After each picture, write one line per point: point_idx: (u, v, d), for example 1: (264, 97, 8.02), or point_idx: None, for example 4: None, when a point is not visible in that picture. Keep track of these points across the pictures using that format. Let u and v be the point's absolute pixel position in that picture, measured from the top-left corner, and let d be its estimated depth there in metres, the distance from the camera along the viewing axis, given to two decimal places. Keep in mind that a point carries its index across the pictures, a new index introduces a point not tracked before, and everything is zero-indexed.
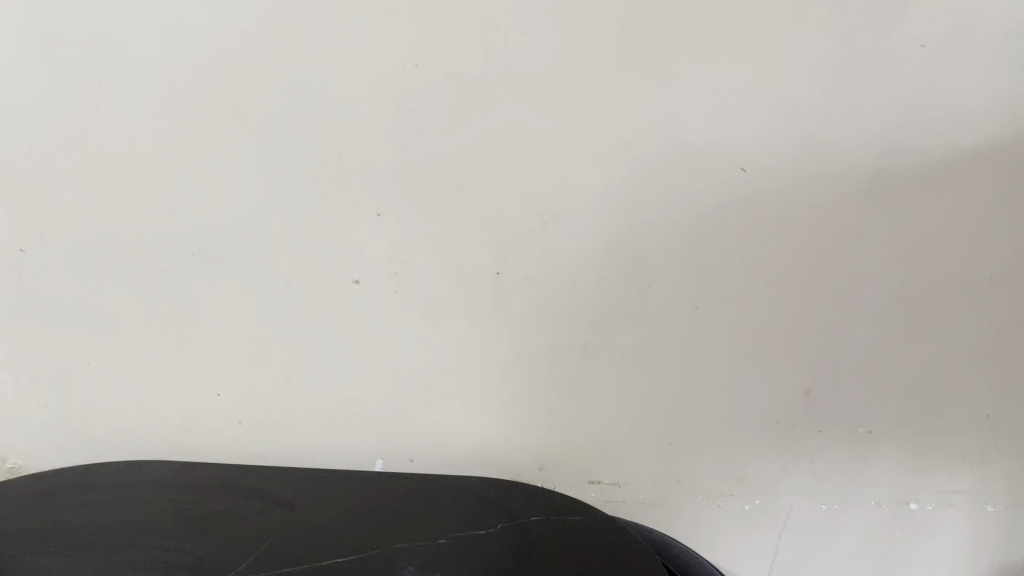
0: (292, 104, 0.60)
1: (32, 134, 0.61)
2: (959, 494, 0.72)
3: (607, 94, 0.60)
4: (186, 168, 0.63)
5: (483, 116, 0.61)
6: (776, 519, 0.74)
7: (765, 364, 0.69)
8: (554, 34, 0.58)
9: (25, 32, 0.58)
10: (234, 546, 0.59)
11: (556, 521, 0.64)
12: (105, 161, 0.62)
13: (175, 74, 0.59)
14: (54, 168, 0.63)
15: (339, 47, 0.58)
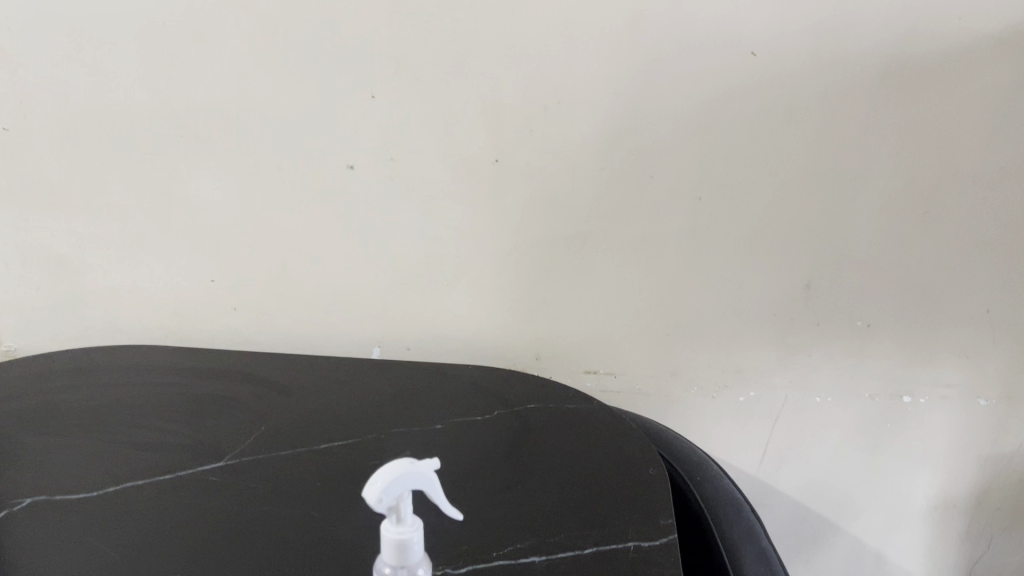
0: None
1: (12, 6, 0.59)
2: (951, 386, 0.71)
3: None
4: (172, 45, 0.60)
5: None
6: (769, 411, 0.73)
7: (766, 257, 0.68)
8: None
9: None
10: (232, 428, 0.60)
11: (553, 409, 0.65)
12: (88, 36, 0.60)
13: None
14: (36, 42, 0.60)
15: None
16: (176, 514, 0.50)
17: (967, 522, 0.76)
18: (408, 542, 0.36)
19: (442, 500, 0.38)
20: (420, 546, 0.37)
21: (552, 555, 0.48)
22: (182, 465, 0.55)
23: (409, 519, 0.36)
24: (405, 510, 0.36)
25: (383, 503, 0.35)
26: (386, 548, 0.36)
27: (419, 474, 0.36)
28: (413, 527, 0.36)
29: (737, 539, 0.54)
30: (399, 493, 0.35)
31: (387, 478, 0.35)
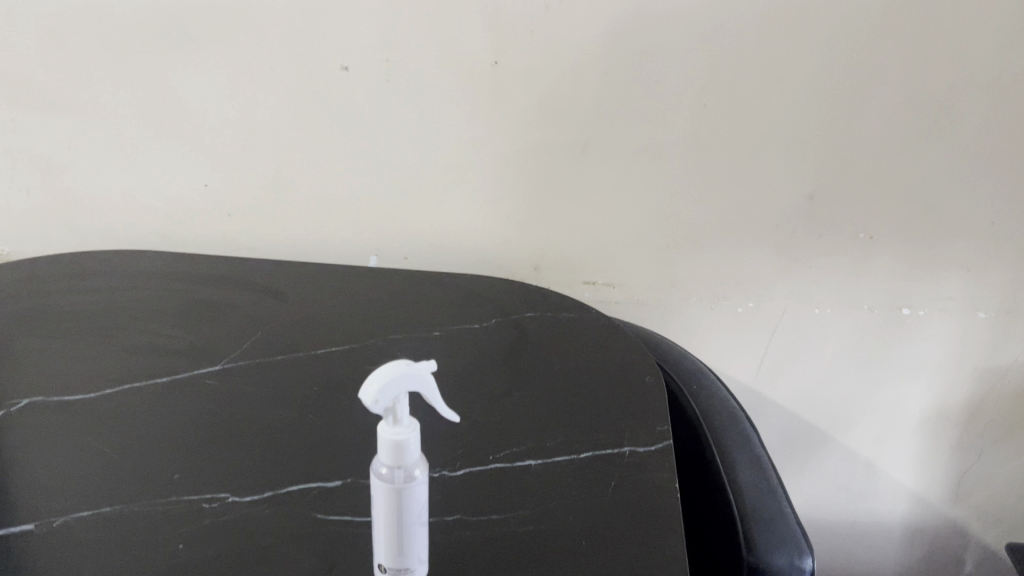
0: None
1: None
2: (952, 300, 0.71)
3: None
4: None
5: None
6: (768, 323, 0.73)
7: (770, 166, 0.66)
8: None
9: None
10: (228, 333, 0.59)
11: (552, 319, 0.65)
12: None
13: None
14: None
15: None
16: (176, 415, 0.50)
17: (961, 435, 0.76)
18: (406, 442, 0.36)
19: (439, 405, 0.38)
20: (416, 447, 0.36)
21: (548, 460, 0.48)
22: (180, 368, 0.55)
23: (406, 419, 0.36)
24: (402, 410, 0.36)
25: (380, 404, 0.35)
26: (384, 449, 0.36)
27: (415, 377, 0.35)
28: (410, 429, 0.36)
29: (731, 447, 0.54)
30: (398, 392, 0.35)
31: (383, 380, 0.35)
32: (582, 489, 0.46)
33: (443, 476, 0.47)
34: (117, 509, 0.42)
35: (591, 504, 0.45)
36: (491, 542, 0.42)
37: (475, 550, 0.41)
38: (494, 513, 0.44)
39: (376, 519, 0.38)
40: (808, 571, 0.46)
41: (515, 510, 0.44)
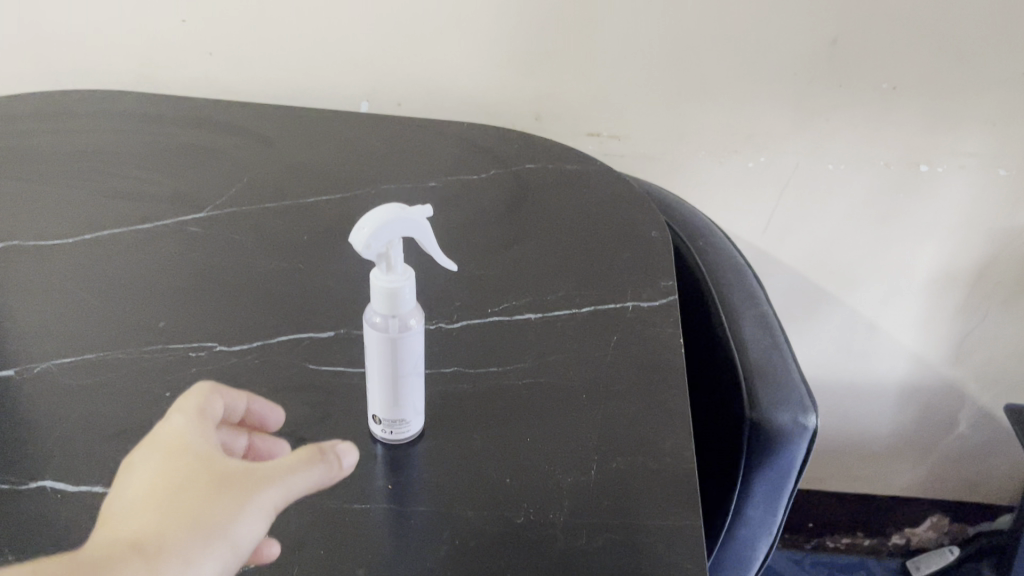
0: None
1: None
2: (973, 156, 0.67)
3: None
4: None
5: None
6: (778, 178, 0.70)
7: (792, 7, 0.61)
8: None
9: None
10: (212, 180, 0.56)
11: (553, 168, 0.61)
12: None
13: None
14: None
15: None
16: (158, 264, 0.48)
17: (967, 296, 0.75)
18: (401, 290, 0.34)
19: (436, 251, 0.35)
20: (411, 296, 0.34)
21: (548, 313, 0.47)
22: (163, 215, 0.53)
23: (400, 266, 0.34)
24: (396, 256, 0.33)
25: (371, 250, 0.32)
26: (378, 297, 0.34)
27: (411, 221, 0.32)
28: (405, 277, 0.34)
29: (737, 302, 0.52)
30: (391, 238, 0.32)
31: (375, 222, 0.32)
32: (582, 342, 0.44)
33: (439, 329, 0.46)
34: (99, 356, 0.41)
35: (593, 357, 0.43)
36: (488, 396, 0.41)
37: (472, 403, 0.41)
38: (492, 365, 0.43)
39: (370, 369, 0.36)
40: (810, 428, 0.45)
41: (514, 362, 0.43)
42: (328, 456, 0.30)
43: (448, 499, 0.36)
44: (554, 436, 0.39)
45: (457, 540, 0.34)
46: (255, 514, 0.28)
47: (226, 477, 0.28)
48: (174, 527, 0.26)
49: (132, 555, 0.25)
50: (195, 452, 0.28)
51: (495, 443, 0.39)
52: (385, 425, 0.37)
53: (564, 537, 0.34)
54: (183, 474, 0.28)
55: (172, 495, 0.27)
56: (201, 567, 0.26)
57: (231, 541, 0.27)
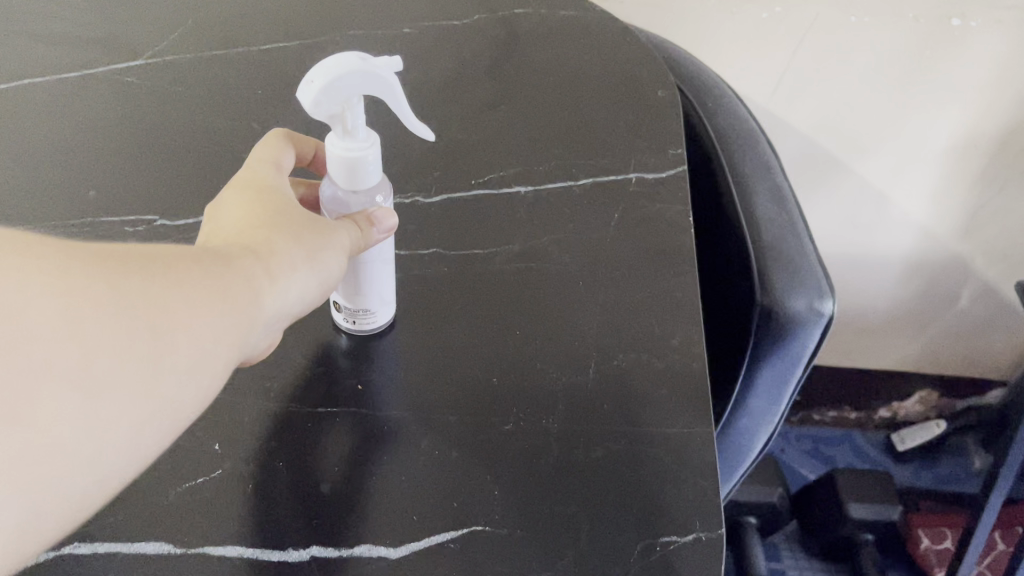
0: None
1: None
2: (1012, 10, 0.59)
3: None
4: None
5: None
6: (794, 32, 0.63)
7: None
8: None
9: None
10: (150, 20, 0.49)
11: (545, 11, 0.54)
12: None
13: None
14: None
15: None
16: (87, 121, 0.42)
17: (987, 164, 0.69)
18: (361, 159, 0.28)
19: (409, 111, 0.29)
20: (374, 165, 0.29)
21: (540, 186, 0.41)
22: (94, 63, 0.46)
23: (361, 131, 0.28)
24: (354, 120, 0.27)
25: (322, 107, 0.26)
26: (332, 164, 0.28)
27: (375, 79, 0.26)
28: (366, 142, 0.28)
29: (750, 173, 0.47)
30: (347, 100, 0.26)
31: (328, 74, 0.25)
32: (579, 220, 0.39)
33: (416, 204, 0.40)
34: (14, 232, 0.36)
35: (591, 239, 0.38)
36: (470, 284, 0.36)
37: (453, 292, 0.36)
38: (476, 247, 0.38)
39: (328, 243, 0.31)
40: (826, 315, 0.41)
41: (502, 244, 0.38)
42: (359, 219, 0.29)
43: (424, 401, 0.32)
44: (547, 332, 0.34)
45: (436, 451, 0.30)
46: (339, 251, 0.28)
47: (305, 214, 0.28)
48: (281, 237, 0.27)
49: (250, 252, 0.26)
50: (272, 187, 0.29)
51: (480, 338, 0.34)
52: (346, 311, 0.33)
53: (558, 447, 0.30)
54: (277, 205, 0.28)
55: (272, 214, 0.28)
56: (305, 279, 0.27)
57: (325, 265, 0.28)
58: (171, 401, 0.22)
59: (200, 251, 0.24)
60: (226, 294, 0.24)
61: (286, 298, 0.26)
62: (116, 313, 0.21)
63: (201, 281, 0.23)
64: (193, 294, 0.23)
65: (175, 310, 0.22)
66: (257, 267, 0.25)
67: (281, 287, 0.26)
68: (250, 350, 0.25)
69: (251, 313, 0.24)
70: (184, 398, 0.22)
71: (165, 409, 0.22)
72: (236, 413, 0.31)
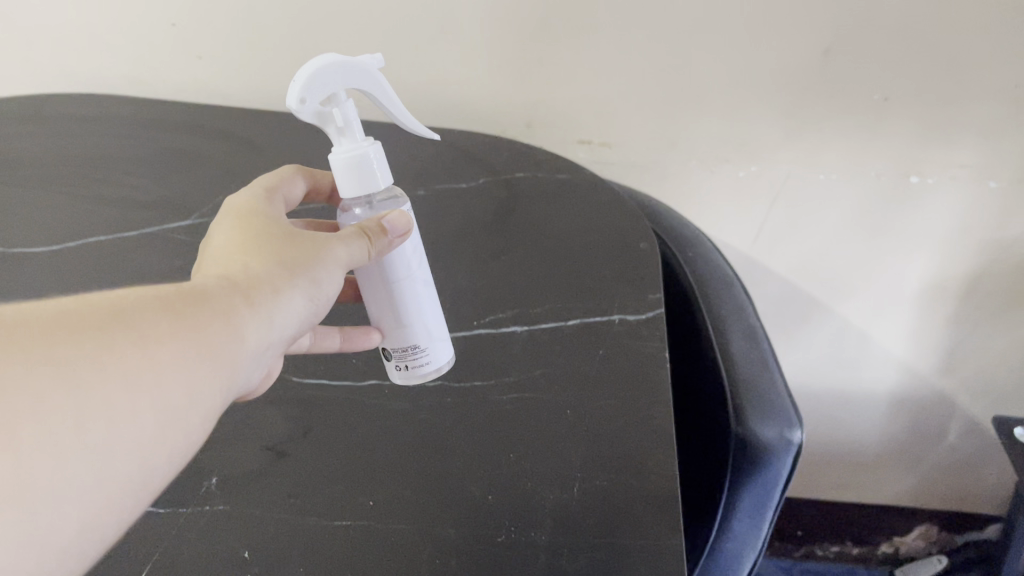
0: None
1: None
2: (964, 169, 0.64)
3: None
4: None
5: None
6: (769, 188, 0.70)
7: (789, 14, 0.58)
8: None
9: None
10: (201, 182, 0.57)
11: (544, 171, 0.61)
12: None
13: None
14: None
15: None
16: (143, 271, 0.50)
17: (958, 306, 0.73)
18: (362, 151, 0.35)
19: (388, 96, 0.36)
20: (376, 157, 0.36)
21: (534, 325, 0.46)
22: (151, 222, 0.54)
23: (352, 123, 0.35)
24: (344, 114, 0.34)
25: (308, 105, 0.32)
26: (340, 167, 0.35)
27: (345, 71, 0.33)
28: (359, 134, 0.35)
29: (726, 315, 0.52)
30: (333, 91, 0.33)
31: (307, 72, 0.32)
32: (568, 354, 0.44)
33: None
34: None
35: (577, 371, 0.43)
36: (470, 412, 0.41)
37: (455, 419, 0.41)
38: (475, 380, 0.43)
39: (364, 286, 0.38)
40: (797, 443, 0.45)
41: (498, 376, 0.43)
42: (372, 231, 0.35)
43: (425, 517, 0.36)
44: (538, 455, 0.38)
45: (437, 558, 0.34)
46: (336, 267, 0.34)
47: (295, 239, 0.34)
48: (265, 266, 0.32)
49: (231, 288, 0.30)
50: (264, 217, 0.35)
51: (479, 460, 0.38)
52: (394, 358, 0.39)
53: (546, 557, 0.34)
54: (273, 231, 0.34)
55: (260, 244, 0.33)
56: (291, 301, 0.32)
57: (313, 280, 0.33)
58: (159, 436, 0.26)
59: (178, 294, 0.28)
60: (199, 332, 0.28)
61: (268, 321, 0.31)
62: (91, 371, 0.24)
63: (172, 321, 0.27)
64: (164, 335, 0.26)
65: (142, 362, 0.25)
66: (236, 303, 0.30)
67: (262, 315, 0.30)
68: (242, 370, 0.30)
69: (227, 346, 0.28)
70: (171, 428, 0.26)
71: (149, 439, 0.26)
72: (259, 526, 0.35)
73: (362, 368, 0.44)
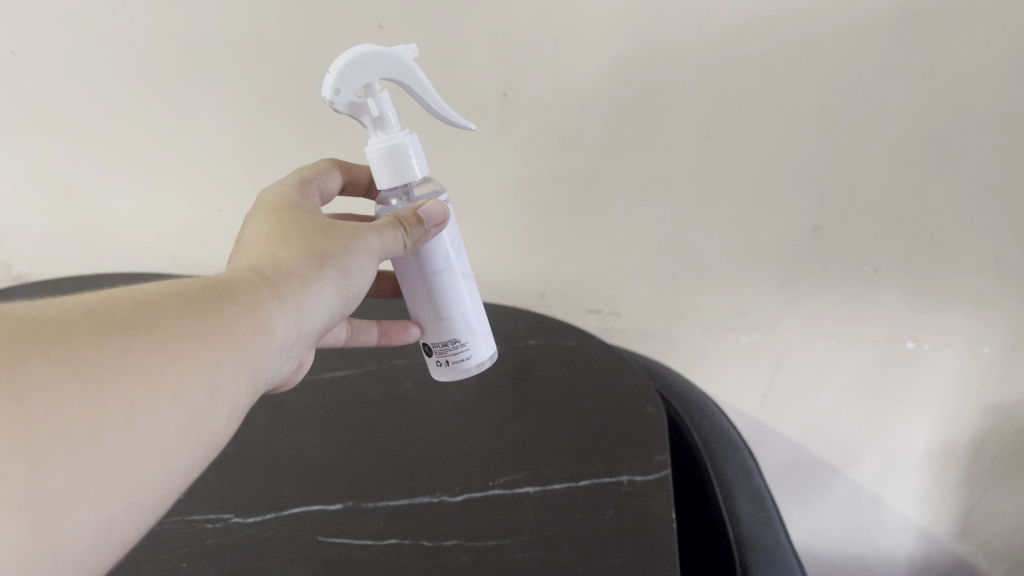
0: None
1: None
2: (957, 334, 0.67)
3: None
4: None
5: None
6: (771, 354, 0.73)
7: (777, 196, 0.64)
8: None
9: None
10: None
11: (555, 340, 0.67)
12: None
13: None
14: None
15: None
16: None
17: (966, 469, 0.75)
18: (398, 140, 0.40)
19: (417, 83, 0.41)
20: (410, 146, 0.41)
21: (547, 486, 0.49)
22: None
23: (387, 114, 0.40)
24: (378, 104, 0.39)
25: (341, 98, 0.38)
26: (378, 157, 0.41)
27: (373, 63, 0.38)
28: (394, 126, 0.41)
29: (732, 477, 0.54)
30: (368, 80, 0.38)
31: (339, 67, 0.37)
32: (579, 514, 0.46)
33: (443, 501, 0.48)
34: None
35: (587, 531, 0.45)
36: (485, 568, 0.43)
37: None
38: (489, 538, 0.45)
39: (409, 286, 0.44)
40: None
41: (511, 535, 0.45)
42: (408, 220, 0.40)
43: None
44: None
45: None
46: (366, 254, 0.39)
47: (327, 230, 0.39)
48: (296, 261, 0.37)
49: (259, 284, 0.35)
50: (302, 212, 0.41)
51: None
52: (436, 353, 0.45)
53: None
54: (306, 224, 0.39)
55: (293, 241, 0.38)
56: (318, 291, 0.37)
57: (341, 268, 0.38)
58: (193, 418, 0.29)
59: (204, 295, 0.32)
60: (222, 329, 0.31)
61: (292, 313, 0.35)
62: (126, 360, 0.27)
63: (197, 319, 0.31)
64: (189, 330, 0.30)
65: (168, 355, 0.29)
66: (264, 298, 0.34)
67: (288, 308, 0.35)
68: (270, 360, 0.34)
69: (250, 338, 0.33)
70: (201, 409, 0.30)
71: (181, 422, 0.29)
72: None
73: (384, 525, 0.46)
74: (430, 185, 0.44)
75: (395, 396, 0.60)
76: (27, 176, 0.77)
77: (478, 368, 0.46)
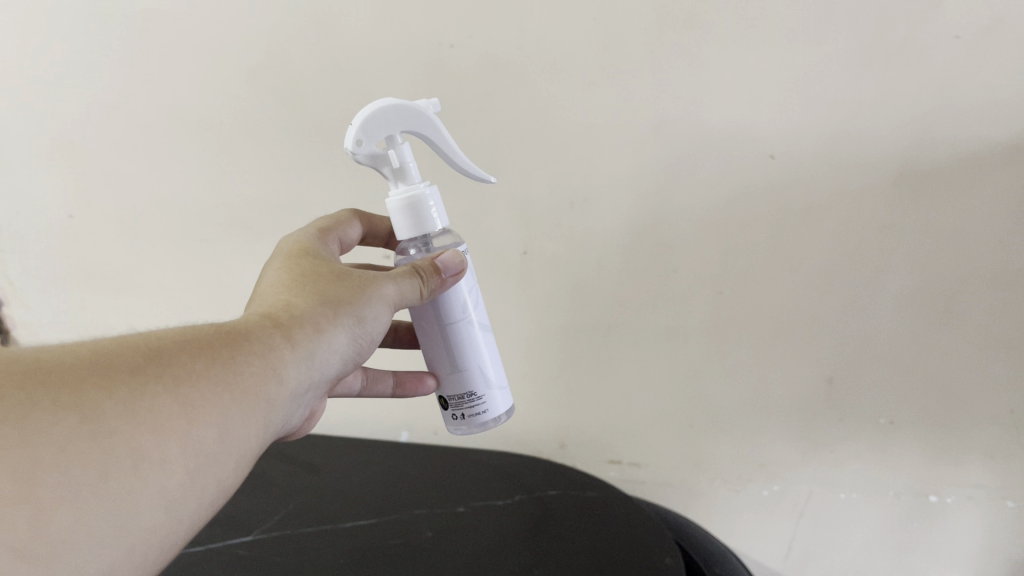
0: (318, 93, 0.62)
1: (82, 126, 0.68)
2: (978, 487, 0.66)
3: (625, 84, 0.56)
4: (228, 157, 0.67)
5: (506, 106, 0.60)
6: (791, 507, 0.73)
7: (789, 349, 0.66)
8: (578, 27, 0.55)
9: (87, 40, 0.63)
10: (260, 510, 0.67)
11: (573, 490, 0.67)
12: (158, 148, 0.68)
13: (216, 65, 0.62)
14: (100, 150, 0.69)
15: (370, 36, 0.59)
16: None
17: None
18: (418, 191, 0.44)
19: (443, 135, 0.45)
20: (430, 197, 0.44)
21: None
22: (215, 538, 0.63)
23: (408, 166, 0.44)
24: (399, 154, 0.43)
25: (364, 146, 0.42)
26: (398, 205, 0.44)
27: (395, 113, 0.42)
28: (416, 178, 0.44)
29: None
30: (388, 132, 0.42)
31: (362, 118, 0.41)
32: None
33: None
34: None
35: None
36: None
37: None
38: None
39: (428, 340, 0.46)
40: None
41: None
42: (427, 268, 0.42)
43: None
44: None
45: None
46: (382, 302, 0.41)
47: (345, 277, 0.41)
48: (311, 309, 0.38)
49: (272, 332, 0.36)
50: (323, 261, 0.43)
51: None
52: (452, 406, 0.47)
53: None
54: (323, 272, 0.42)
55: (310, 290, 0.40)
56: (331, 340, 0.38)
57: (355, 316, 0.40)
58: (200, 461, 0.30)
59: (216, 345, 0.33)
60: (230, 377, 0.33)
61: (304, 360, 0.37)
62: (135, 405, 0.29)
63: (206, 367, 0.32)
64: (198, 378, 0.31)
65: (176, 402, 0.30)
66: (276, 346, 0.35)
67: (299, 355, 0.37)
68: (280, 408, 0.35)
69: (260, 385, 0.34)
70: (209, 450, 0.31)
71: (188, 466, 0.30)
72: None
73: None
74: (450, 237, 0.47)
75: (414, 542, 0.61)
76: (73, 327, 0.81)
77: (494, 423, 0.48)
